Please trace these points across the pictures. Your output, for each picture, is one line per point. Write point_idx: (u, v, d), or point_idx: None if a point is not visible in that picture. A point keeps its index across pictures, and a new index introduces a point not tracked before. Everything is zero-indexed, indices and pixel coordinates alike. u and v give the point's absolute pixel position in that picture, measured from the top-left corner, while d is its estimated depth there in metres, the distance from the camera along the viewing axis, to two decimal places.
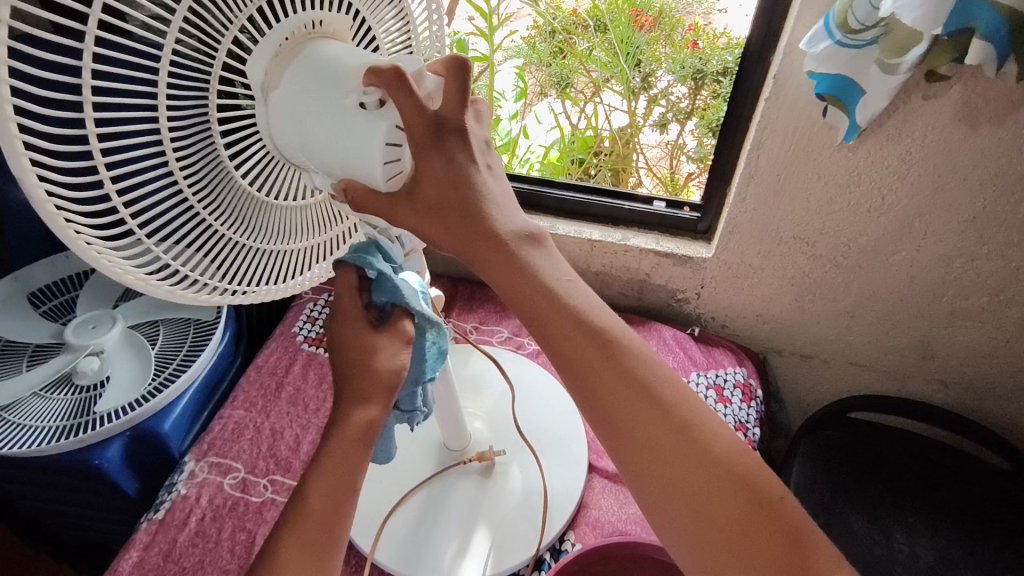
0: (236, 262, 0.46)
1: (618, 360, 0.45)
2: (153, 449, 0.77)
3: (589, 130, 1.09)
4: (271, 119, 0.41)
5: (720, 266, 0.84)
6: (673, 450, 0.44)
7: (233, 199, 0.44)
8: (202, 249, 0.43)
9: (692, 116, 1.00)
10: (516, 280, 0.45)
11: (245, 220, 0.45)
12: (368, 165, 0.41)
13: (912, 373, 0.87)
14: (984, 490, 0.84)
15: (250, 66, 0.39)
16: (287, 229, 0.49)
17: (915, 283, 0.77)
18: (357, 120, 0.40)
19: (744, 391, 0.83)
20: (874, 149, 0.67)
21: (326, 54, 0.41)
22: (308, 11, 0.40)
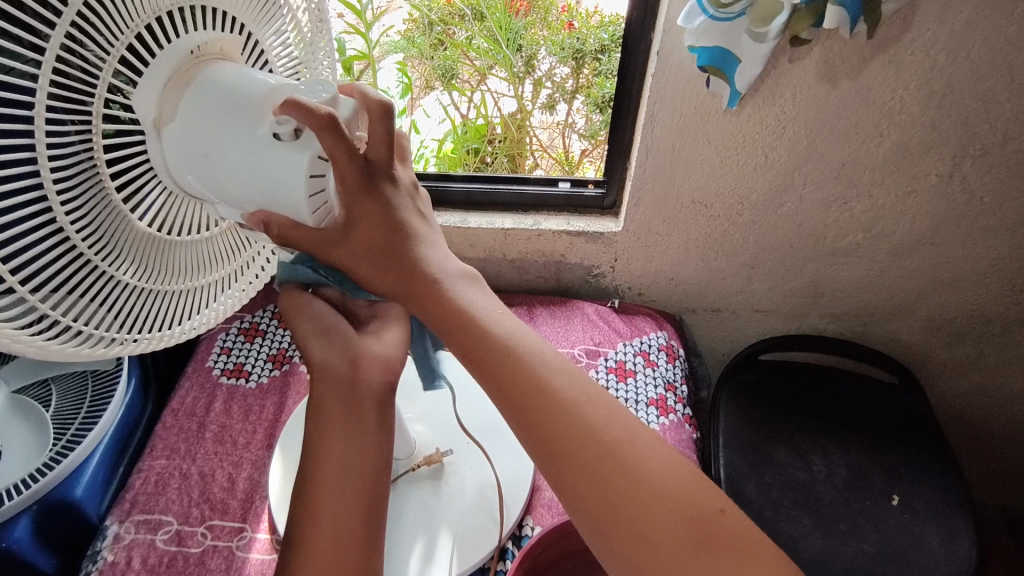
0: (141, 309, 0.42)
1: (550, 386, 0.47)
2: (68, 519, 0.70)
3: (480, 118, 1.08)
4: (168, 153, 0.40)
5: (630, 237, 0.87)
6: (611, 470, 0.45)
7: (123, 238, 0.40)
8: (98, 301, 0.39)
9: (578, 94, 1.03)
10: (444, 312, 0.48)
11: (143, 259, 0.42)
12: (292, 198, 0.40)
13: (808, 311, 0.95)
14: (879, 406, 0.94)
15: (137, 99, 0.37)
16: (186, 263, 0.46)
17: (802, 230, 0.84)
18: (274, 150, 0.39)
19: (668, 353, 0.87)
20: (754, 112, 0.72)
21: (224, 80, 0.40)
22: (190, 35, 0.39)
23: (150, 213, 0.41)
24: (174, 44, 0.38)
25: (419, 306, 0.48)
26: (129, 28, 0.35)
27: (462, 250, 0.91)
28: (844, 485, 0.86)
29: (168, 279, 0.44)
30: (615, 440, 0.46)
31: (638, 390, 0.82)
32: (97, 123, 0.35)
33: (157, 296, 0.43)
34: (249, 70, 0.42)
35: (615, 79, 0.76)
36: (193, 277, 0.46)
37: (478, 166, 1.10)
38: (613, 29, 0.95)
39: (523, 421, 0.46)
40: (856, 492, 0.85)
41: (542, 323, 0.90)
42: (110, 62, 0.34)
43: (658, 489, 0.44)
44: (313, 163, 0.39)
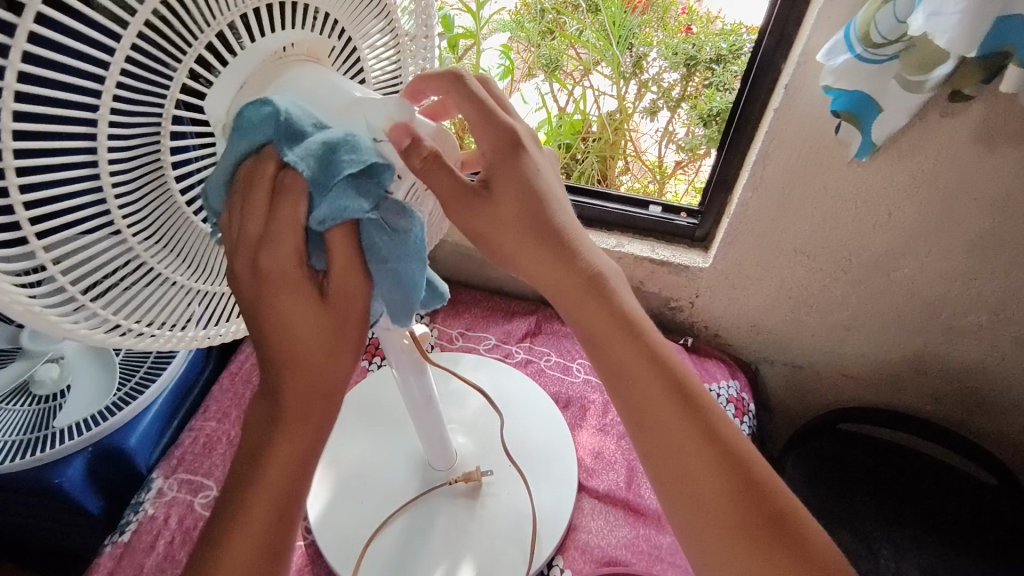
0: (188, 306, 0.40)
1: (696, 424, 0.44)
2: (119, 466, 0.73)
3: (578, 113, 1.03)
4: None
5: (717, 276, 0.81)
6: (735, 518, 0.42)
7: (181, 234, 0.38)
8: (155, 299, 0.37)
9: (683, 103, 0.96)
10: (595, 321, 0.44)
11: (197, 256, 0.39)
12: None
13: (904, 386, 0.86)
14: (969, 506, 0.84)
15: (209, 101, 0.34)
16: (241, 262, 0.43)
17: (915, 299, 0.75)
18: None
19: (737, 406, 0.81)
20: (886, 165, 0.64)
21: (304, 85, 0.36)
22: (271, 35, 0.35)
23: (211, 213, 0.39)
24: (256, 45, 0.34)
25: (572, 307, 0.44)
26: (211, 26, 0.32)
27: None
28: None
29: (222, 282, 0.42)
30: (739, 484, 0.43)
31: None
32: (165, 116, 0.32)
33: (205, 296, 0.41)
34: (333, 75, 0.37)
35: (734, 104, 0.70)
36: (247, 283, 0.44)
37: (568, 162, 1.07)
38: (733, 40, 0.87)
39: (660, 461, 0.44)
40: None
41: None
42: (187, 58, 0.32)
43: (765, 557, 0.41)
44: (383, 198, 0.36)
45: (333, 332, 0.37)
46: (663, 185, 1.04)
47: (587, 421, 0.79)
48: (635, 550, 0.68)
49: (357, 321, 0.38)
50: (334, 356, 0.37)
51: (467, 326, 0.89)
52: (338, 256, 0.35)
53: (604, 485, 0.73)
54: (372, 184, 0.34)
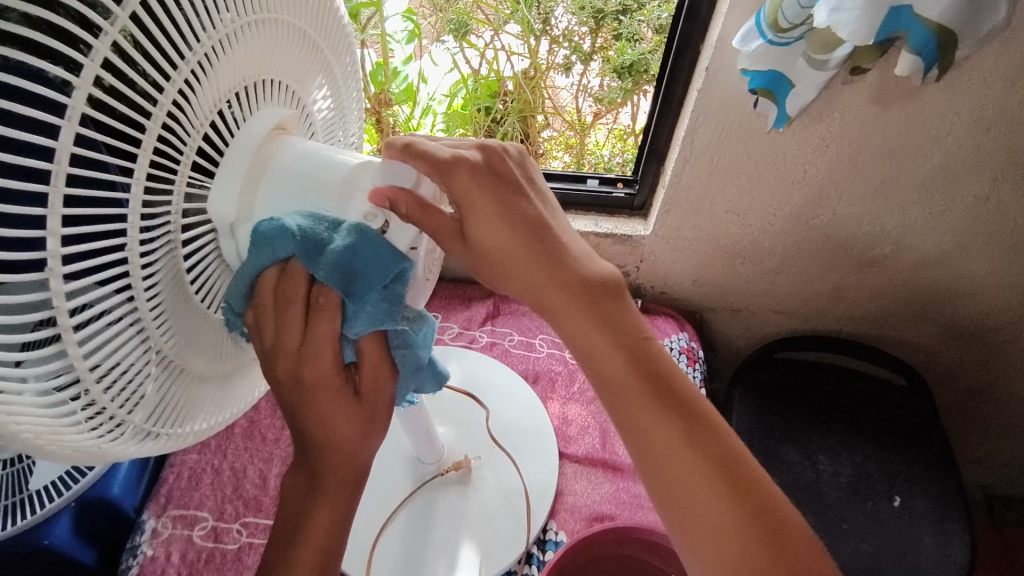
0: (184, 396, 0.40)
1: (674, 411, 0.47)
2: (105, 515, 0.72)
3: (492, 74, 1.00)
4: (242, 249, 0.40)
5: (658, 241, 0.87)
6: (709, 493, 0.46)
7: (186, 321, 0.38)
8: (161, 391, 0.37)
9: (595, 57, 0.97)
10: (582, 325, 0.48)
11: (198, 344, 0.40)
12: None
13: (826, 314, 0.96)
14: (888, 406, 0.97)
15: (212, 205, 0.37)
16: (232, 348, 0.44)
17: (831, 240, 0.83)
18: None
19: (688, 356, 0.89)
20: (800, 130, 0.70)
21: (295, 165, 0.39)
22: (248, 127, 0.37)
23: (213, 299, 0.41)
24: (241, 139, 0.37)
25: (559, 318, 0.48)
26: (200, 126, 0.33)
27: None
28: (848, 486, 0.90)
29: (218, 363, 0.43)
30: (714, 462, 0.46)
31: None
32: (175, 219, 0.34)
33: (199, 385, 0.41)
34: (314, 146, 0.40)
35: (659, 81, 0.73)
36: (237, 360, 0.45)
37: (489, 126, 1.04)
38: None
39: (640, 445, 0.47)
40: (859, 493, 0.89)
41: None
42: (185, 155, 0.33)
43: (735, 528, 0.45)
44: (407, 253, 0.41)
45: (366, 421, 0.43)
46: (583, 134, 1.05)
47: (558, 392, 0.85)
48: (617, 503, 0.75)
49: (385, 405, 0.44)
50: (368, 437, 0.44)
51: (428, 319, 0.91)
52: (370, 357, 0.42)
53: (581, 449, 0.79)
54: (398, 289, 0.40)
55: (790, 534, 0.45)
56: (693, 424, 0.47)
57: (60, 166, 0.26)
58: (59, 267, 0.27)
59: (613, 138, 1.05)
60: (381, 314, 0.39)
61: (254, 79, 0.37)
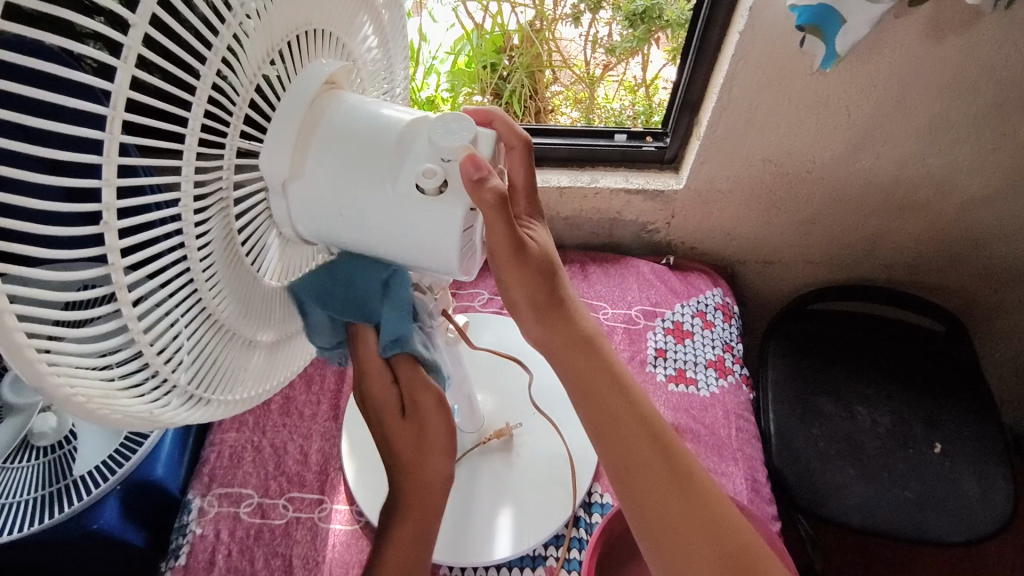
0: (243, 365, 0.38)
1: (647, 429, 0.50)
2: (152, 496, 0.73)
3: (496, 28, 0.94)
4: (293, 211, 0.37)
5: (691, 195, 0.84)
6: (673, 508, 0.49)
7: (241, 287, 0.37)
8: (215, 357, 0.36)
9: (605, 5, 0.91)
10: (571, 346, 0.50)
11: (252, 311, 0.38)
12: (442, 253, 0.38)
13: (861, 262, 0.94)
14: (926, 352, 0.95)
15: (265, 163, 0.35)
16: (286, 314, 0.43)
17: (872, 186, 0.80)
18: (419, 207, 0.37)
19: (724, 311, 0.87)
20: (845, 71, 0.67)
21: (348, 120, 0.37)
22: (300, 78, 0.35)
23: (266, 267, 0.39)
24: (295, 89, 0.35)
25: (555, 337, 0.50)
26: (250, 83, 0.32)
27: None
28: (888, 434, 0.89)
29: (271, 330, 0.41)
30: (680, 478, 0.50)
31: (696, 351, 0.83)
32: (228, 178, 0.32)
33: (256, 353, 0.40)
34: (368, 101, 0.39)
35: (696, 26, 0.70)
36: (289, 328, 0.43)
37: (496, 84, 0.98)
38: None
39: (616, 458, 0.50)
40: (900, 440, 0.88)
41: (596, 283, 0.89)
42: (239, 108, 0.31)
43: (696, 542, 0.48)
44: (467, 216, 0.37)
45: (417, 437, 0.46)
46: (593, 88, 0.98)
47: None
48: None
49: (436, 428, 0.46)
50: (425, 453, 0.46)
51: (457, 286, 0.90)
52: (407, 374, 0.45)
53: None
54: (400, 292, 0.43)
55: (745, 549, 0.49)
56: (671, 453, 0.51)
57: (112, 133, 0.25)
58: (114, 221, 0.26)
59: (622, 90, 0.98)
60: (393, 323, 0.43)
61: (303, 28, 0.35)
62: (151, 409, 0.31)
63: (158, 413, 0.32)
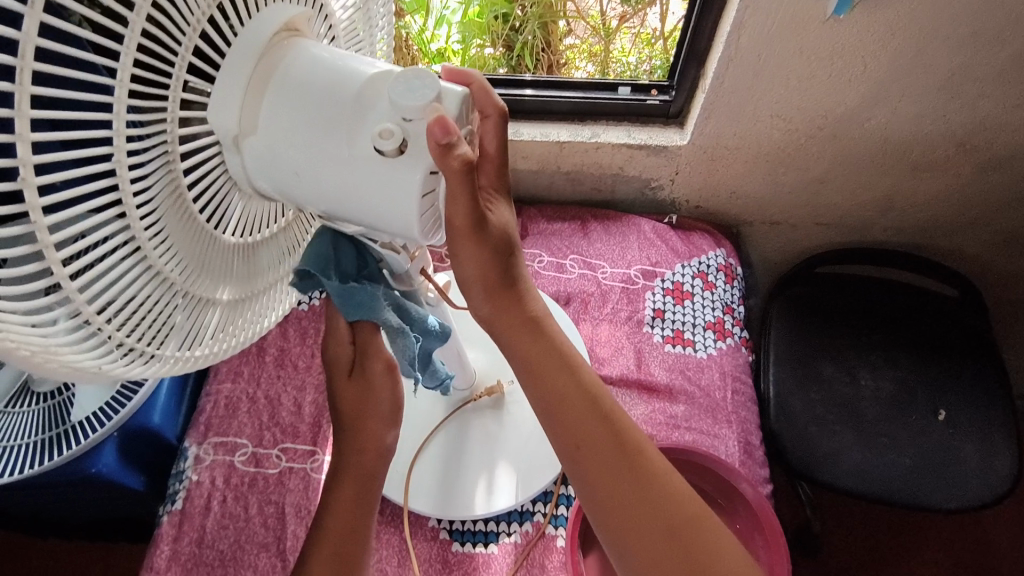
0: (201, 321, 0.38)
1: (598, 407, 0.50)
2: (150, 443, 0.74)
3: None
4: (248, 166, 0.36)
5: (696, 151, 0.81)
6: (624, 483, 0.49)
7: (194, 240, 0.35)
8: (167, 313, 0.35)
9: None
10: (517, 329, 0.49)
11: (208, 266, 0.37)
12: (402, 215, 0.37)
13: (874, 224, 0.90)
14: (937, 318, 0.92)
15: (212, 114, 0.33)
16: (250, 269, 0.42)
17: (887, 143, 0.77)
18: (376, 168, 0.35)
19: (726, 273, 0.85)
20: (862, 18, 0.63)
21: (303, 72, 0.35)
22: (253, 24, 0.33)
23: (226, 224, 0.38)
24: (247, 35, 0.33)
25: (505, 319, 0.48)
26: (192, 26, 0.30)
27: (514, 163, 0.86)
28: (890, 400, 0.87)
29: (233, 285, 0.40)
30: (630, 453, 0.49)
31: (695, 312, 0.82)
32: (171, 131, 0.31)
33: (217, 309, 0.39)
34: (328, 50, 0.36)
35: None
36: (256, 285, 0.43)
37: (508, 36, 0.93)
38: None
39: (567, 439, 0.49)
40: (903, 407, 0.86)
41: (596, 241, 0.87)
42: (182, 55, 0.30)
43: (645, 514, 0.48)
44: (426, 181, 0.36)
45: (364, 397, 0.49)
46: (608, 42, 0.92)
47: (591, 313, 0.82)
48: (652, 423, 0.74)
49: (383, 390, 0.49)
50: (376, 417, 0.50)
51: None
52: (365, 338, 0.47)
53: (615, 370, 0.77)
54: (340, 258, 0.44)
55: (695, 515, 0.49)
56: (620, 432, 0.50)
57: (22, 85, 0.23)
58: (32, 177, 0.25)
59: (639, 43, 0.91)
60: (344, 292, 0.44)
61: None
62: (95, 365, 0.31)
63: (107, 369, 0.32)
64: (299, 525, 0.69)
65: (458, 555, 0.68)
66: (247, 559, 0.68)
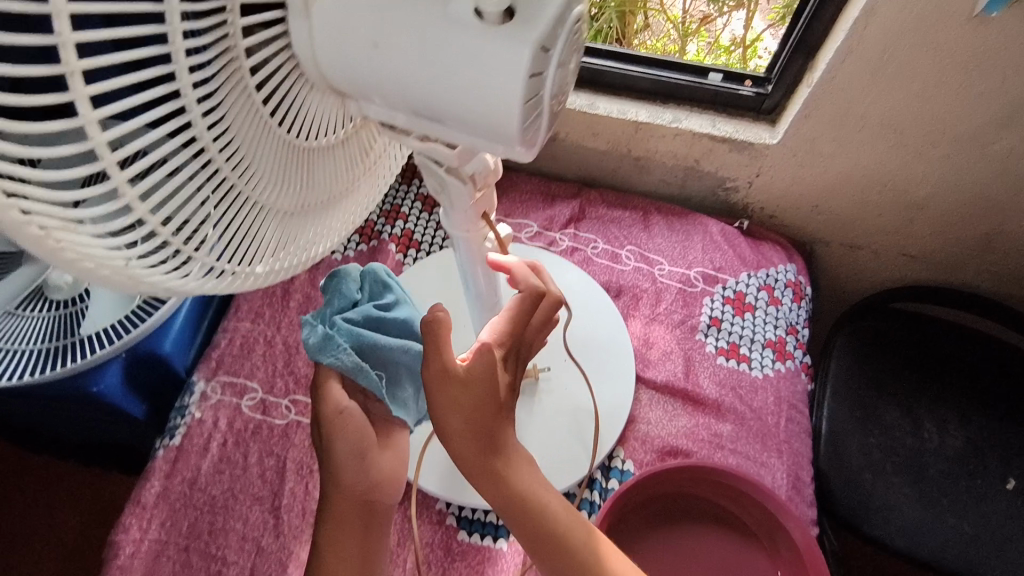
0: (268, 238, 0.33)
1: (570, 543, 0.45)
2: (156, 372, 0.69)
3: None
4: (309, 39, 0.28)
5: (785, 153, 0.74)
6: None
7: (269, 140, 0.30)
8: (231, 224, 0.30)
9: None
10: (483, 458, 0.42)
11: (284, 174, 0.32)
12: (500, 108, 0.28)
13: (964, 264, 0.82)
14: (1020, 378, 0.83)
15: None
16: (329, 187, 0.36)
17: (1004, 175, 0.69)
18: (474, 37, 0.27)
19: (795, 291, 0.77)
20: (1013, 23, 0.56)
21: None
22: None
23: (312, 128, 0.33)
24: None
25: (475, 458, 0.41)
26: None
27: (583, 139, 0.80)
28: (954, 458, 0.79)
29: (307, 203, 0.35)
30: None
31: (755, 327, 0.74)
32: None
33: (286, 228, 0.34)
34: None
35: None
36: (331, 205, 0.37)
37: None
38: None
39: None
40: (967, 469, 0.78)
41: (657, 235, 0.80)
42: None
43: None
44: (536, 60, 0.27)
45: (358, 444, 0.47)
46: None
47: (641, 310, 0.76)
48: (694, 438, 0.67)
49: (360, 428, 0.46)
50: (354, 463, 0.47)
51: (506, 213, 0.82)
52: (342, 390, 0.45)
53: (662, 376, 0.70)
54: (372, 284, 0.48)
55: None
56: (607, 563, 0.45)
57: None
58: (69, 33, 0.20)
59: None
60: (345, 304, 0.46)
61: None
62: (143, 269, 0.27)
63: (158, 280, 0.27)
64: (298, 484, 0.64)
65: (462, 545, 0.62)
66: (238, 510, 0.63)
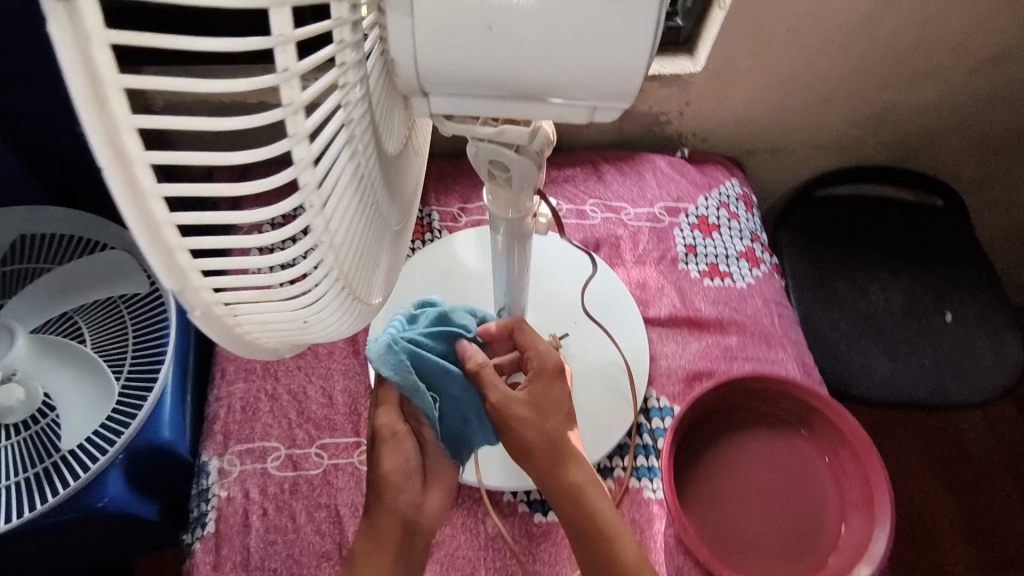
0: (374, 252, 0.36)
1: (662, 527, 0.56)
2: (160, 462, 0.63)
3: None
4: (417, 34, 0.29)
5: (708, 77, 0.79)
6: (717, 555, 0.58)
7: (377, 159, 0.34)
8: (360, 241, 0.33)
9: None
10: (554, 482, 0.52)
11: (382, 190, 0.36)
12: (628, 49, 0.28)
13: (867, 142, 0.92)
14: (931, 227, 0.96)
15: None
16: (398, 196, 0.40)
17: (890, 53, 0.78)
18: None
19: (746, 202, 0.83)
20: None
21: None
22: None
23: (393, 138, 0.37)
24: None
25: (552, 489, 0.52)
26: None
27: None
28: (901, 308, 0.90)
29: (390, 214, 0.38)
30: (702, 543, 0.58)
31: (725, 244, 0.79)
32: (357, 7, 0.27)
33: (381, 240, 0.38)
34: None
35: None
36: (399, 212, 0.41)
37: None
38: None
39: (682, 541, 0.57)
40: (912, 314, 0.90)
41: (613, 184, 0.83)
42: None
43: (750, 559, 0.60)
44: None
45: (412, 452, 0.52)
46: None
47: (623, 256, 0.79)
48: (710, 357, 0.72)
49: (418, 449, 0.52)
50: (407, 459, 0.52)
51: (465, 199, 0.80)
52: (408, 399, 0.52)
53: (663, 310, 0.74)
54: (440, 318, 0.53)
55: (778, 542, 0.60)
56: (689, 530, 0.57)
57: None
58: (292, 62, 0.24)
59: None
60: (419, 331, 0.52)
61: None
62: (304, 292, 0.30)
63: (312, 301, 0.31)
64: None
65: (543, 526, 0.63)
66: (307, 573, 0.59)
